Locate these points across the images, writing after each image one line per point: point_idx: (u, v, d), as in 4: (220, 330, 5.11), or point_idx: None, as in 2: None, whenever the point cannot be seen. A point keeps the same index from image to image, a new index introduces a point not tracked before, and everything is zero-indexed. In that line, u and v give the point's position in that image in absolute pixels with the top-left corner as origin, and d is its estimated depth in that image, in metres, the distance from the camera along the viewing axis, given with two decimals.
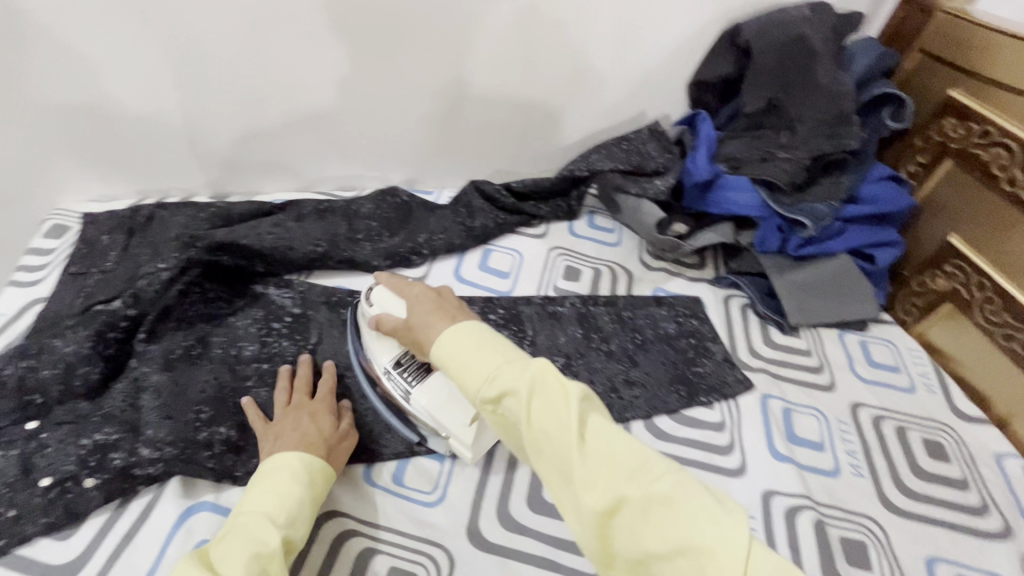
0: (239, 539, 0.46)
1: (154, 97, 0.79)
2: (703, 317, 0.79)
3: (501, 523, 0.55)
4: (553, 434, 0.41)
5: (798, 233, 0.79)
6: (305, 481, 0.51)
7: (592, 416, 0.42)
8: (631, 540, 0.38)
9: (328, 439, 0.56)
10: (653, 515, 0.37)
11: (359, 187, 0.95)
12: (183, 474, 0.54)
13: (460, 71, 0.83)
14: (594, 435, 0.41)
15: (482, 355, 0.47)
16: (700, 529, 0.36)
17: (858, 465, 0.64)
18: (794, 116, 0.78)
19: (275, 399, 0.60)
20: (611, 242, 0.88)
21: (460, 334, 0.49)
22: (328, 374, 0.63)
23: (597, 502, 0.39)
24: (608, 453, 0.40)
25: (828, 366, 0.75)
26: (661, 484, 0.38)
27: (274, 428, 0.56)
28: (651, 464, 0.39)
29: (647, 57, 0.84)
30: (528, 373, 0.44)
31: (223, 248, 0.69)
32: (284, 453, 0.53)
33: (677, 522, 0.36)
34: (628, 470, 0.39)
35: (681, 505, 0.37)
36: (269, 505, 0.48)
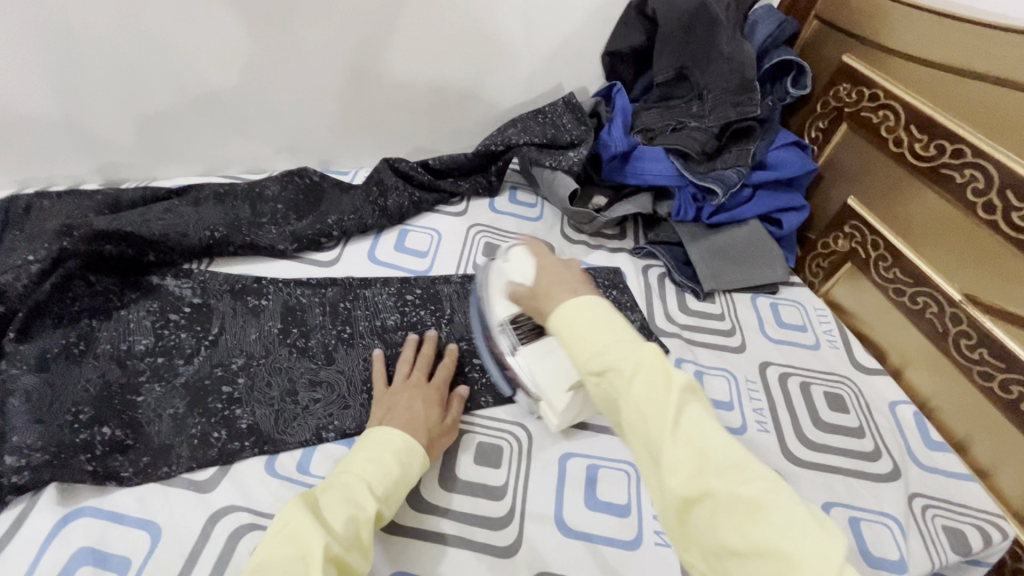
0: (341, 496, 0.46)
1: (18, 74, 0.71)
2: (621, 288, 0.79)
3: (410, 503, 0.54)
4: (650, 416, 0.39)
5: (710, 201, 0.81)
6: (406, 462, 0.52)
7: (693, 408, 0.40)
8: (710, 534, 0.36)
9: (430, 428, 0.56)
10: (739, 516, 0.35)
11: (270, 169, 0.90)
12: (60, 481, 0.50)
13: (365, 44, 0.79)
14: (692, 425, 0.39)
15: (590, 327, 0.44)
16: (795, 543, 0.33)
17: (764, 421, 0.67)
18: (701, 85, 0.79)
19: (400, 368, 0.63)
20: (532, 217, 0.87)
21: (575, 305, 0.46)
22: (448, 359, 0.64)
23: (684, 489, 0.37)
24: (704, 446, 0.38)
25: (740, 329, 0.77)
26: (757, 491, 0.36)
27: (390, 396, 0.59)
28: (748, 468, 0.37)
29: (558, 28, 0.83)
30: (635, 354, 0.41)
31: (105, 237, 0.64)
32: (394, 429, 0.53)
33: (767, 530, 0.34)
34: (722, 469, 0.37)
35: (773, 516, 0.35)
36: (371, 475, 0.49)
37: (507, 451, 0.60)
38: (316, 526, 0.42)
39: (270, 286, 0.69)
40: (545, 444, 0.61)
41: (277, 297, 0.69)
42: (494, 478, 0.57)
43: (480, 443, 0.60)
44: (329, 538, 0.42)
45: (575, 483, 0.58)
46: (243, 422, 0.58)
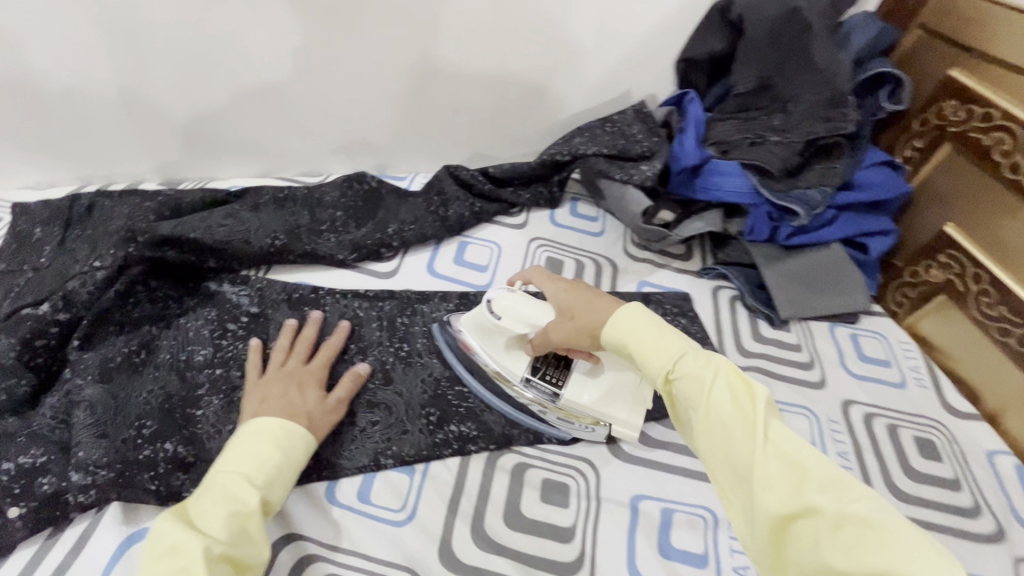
0: (217, 496, 0.43)
1: (85, 67, 0.71)
2: (691, 315, 0.75)
3: (476, 542, 0.51)
4: (735, 429, 0.41)
5: (788, 221, 0.76)
6: (286, 445, 0.49)
7: (779, 421, 0.41)
8: (811, 552, 0.36)
9: (309, 410, 0.54)
10: (842, 532, 0.35)
11: (325, 173, 0.88)
12: (123, 500, 0.49)
13: (429, 46, 0.76)
14: (781, 438, 0.40)
15: (658, 342, 0.46)
16: (906, 560, 0.33)
17: (849, 467, 0.62)
18: (788, 97, 0.73)
19: (275, 357, 0.59)
20: (595, 232, 0.83)
21: (637, 318, 0.48)
22: (335, 338, 0.62)
23: (780, 504, 0.38)
24: (795, 458, 0.39)
25: (819, 362, 0.72)
26: (859, 505, 0.36)
27: (262, 385, 0.55)
28: (848, 486, 0.37)
29: (631, 33, 0.78)
30: (713, 367, 0.44)
31: (168, 243, 0.62)
32: (266, 418, 0.50)
33: (876, 545, 0.34)
34: (819, 482, 0.37)
35: (881, 530, 0.34)
36: (247, 466, 0.46)
37: (574, 489, 0.56)
38: (188, 534, 0.40)
39: (327, 297, 0.67)
40: (614, 482, 0.57)
41: (334, 309, 0.66)
42: (563, 518, 0.54)
43: (546, 479, 0.57)
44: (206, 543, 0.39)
45: (648, 528, 0.54)
46: None
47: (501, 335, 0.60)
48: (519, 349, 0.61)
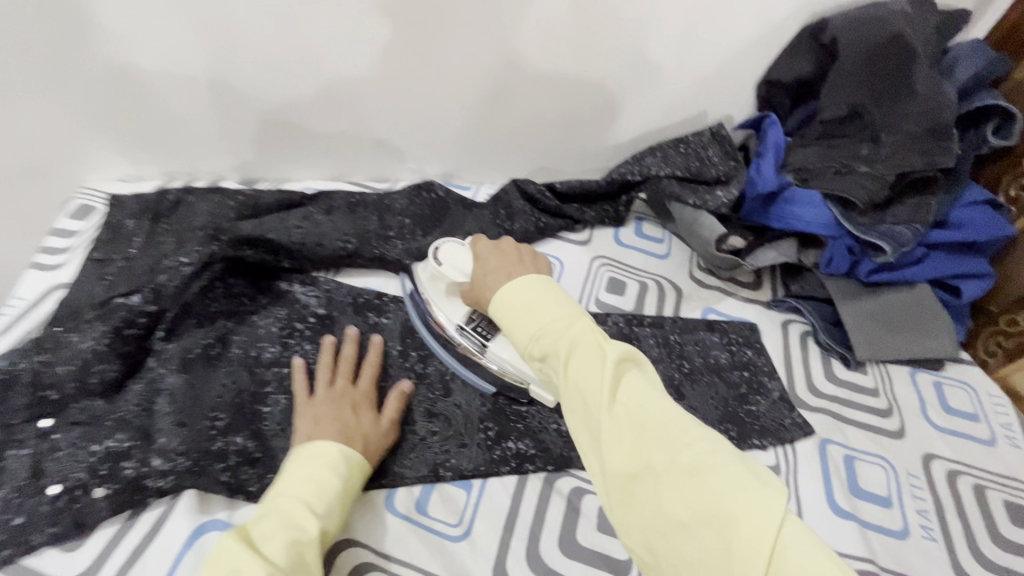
0: (278, 522, 0.44)
1: (184, 69, 0.74)
2: (758, 347, 0.71)
3: (531, 565, 0.51)
4: (588, 394, 0.41)
5: (872, 258, 0.71)
6: (344, 473, 0.50)
7: (630, 379, 0.41)
8: (653, 507, 0.37)
9: (365, 433, 0.54)
10: (677, 482, 0.36)
11: (393, 179, 0.90)
12: (197, 488, 0.51)
13: (506, 58, 0.76)
14: (628, 397, 0.40)
15: (527, 315, 0.47)
16: (728, 498, 0.35)
17: (930, 527, 0.58)
18: (881, 127, 0.69)
19: (321, 375, 0.58)
20: (660, 254, 0.80)
21: (517, 289, 0.49)
22: (374, 352, 0.61)
23: (623, 463, 0.38)
24: (640, 416, 0.39)
25: (898, 409, 0.67)
26: (696, 454, 0.37)
27: (312, 406, 0.55)
28: (685, 435, 0.38)
29: (714, 52, 0.76)
30: (571, 334, 0.44)
31: (249, 243, 0.65)
32: (324, 444, 0.51)
33: (704, 490, 0.36)
34: (662, 436, 0.38)
35: (713, 477, 0.36)
36: (308, 494, 0.47)
37: None
38: (251, 558, 0.41)
39: (391, 304, 0.68)
40: None
41: (397, 316, 0.67)
42: (619, 550, 0.52)
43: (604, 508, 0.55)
44: (270, 571, 0.40)
45: None
46: None
47: (444, 283, 0.63)
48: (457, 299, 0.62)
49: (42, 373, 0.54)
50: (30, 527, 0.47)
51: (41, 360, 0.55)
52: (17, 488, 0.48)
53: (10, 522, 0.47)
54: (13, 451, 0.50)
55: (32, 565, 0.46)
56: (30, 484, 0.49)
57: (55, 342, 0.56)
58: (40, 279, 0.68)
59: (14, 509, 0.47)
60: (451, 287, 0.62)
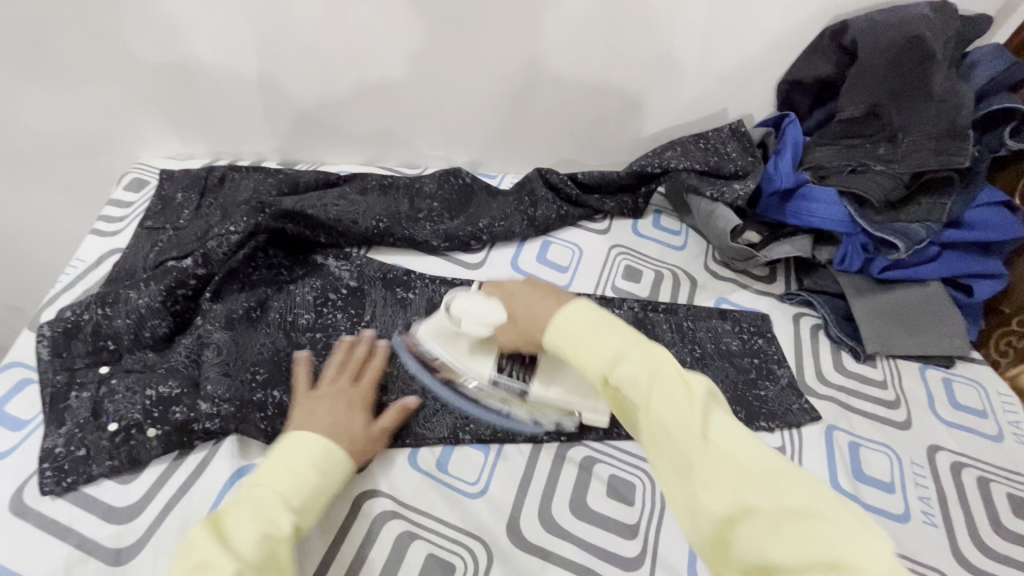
0: (254, 513, 0.45)
1: (234, 57, 0.79)
2: (769, 336, 0.74)
3: (542, 523, 0.54)
4: (677, 432, 0.42)
5: (885, 254, 0.73)
6: (327, 471, 0.51)
7: (718, 417, 0.43)
8: (755, 551, 0.38)
9: (353, 435, 0.55)
10: (783, 528, 0.38)
11: (423, 166, 0.94)
12: (239, 433, 0.56)
13: (536, 54, 0.79)
14: (720, 435, 0.42)
15: (598, 344, 0.48)
16: (839, 546, 0.36)
17: (931, 513, 0.60)
18: (898, 127, 0.71)
19: (327, 370, 0.60)
20: (676, 245, 0.83)
21: (579, 314, 0.51)
22: (379, 355, 0.62)
23: (724, 506, 0.40)
24: (735, 457, 0.41)
25: (905, 402, 0.69)
26: (796, 498, 0.39)
27: (311, 399, 0.56)
28: (784, 479, 0.40)
29: (737, 53, 0.79)
30: (649, 366, 0.46)
31: (289, 217, 0.69)
32: (314, 437, 0.52)
33: (808, 536, 0.37)
34: (759, 478, 0.40)
35: (819, 522, 0.37)
36: (287, 488, 0.48)
37: (639, 488, 0.57)
38: (221, 550, 0.42)
39: (417, 281, 0.71)
40: None
41: (423, 292, 0.70)
42: (626, 515, 0.55)
43: (613, 476, 0.58)
44: (238, 566, 0.41)
45: None
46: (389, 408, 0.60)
47: (463, 339, 0.59)
48: (482, 350, 0.59)
49: (102, 325, 0.59)
50: (92, 458, 0.52)
51: (102, 313, 0.60)
52: (79, 425, 0.54)
53: (74, 453, 0.52)
54: (77, 393, 0.56)
55: (92, 492, 0.51)
56: (91, 422, 0.54)
57: (115, 296, 0.61)
58: (99, 244, 0.73)
59: (77, 442, 0.53)
60: (474, 342, 0.59)
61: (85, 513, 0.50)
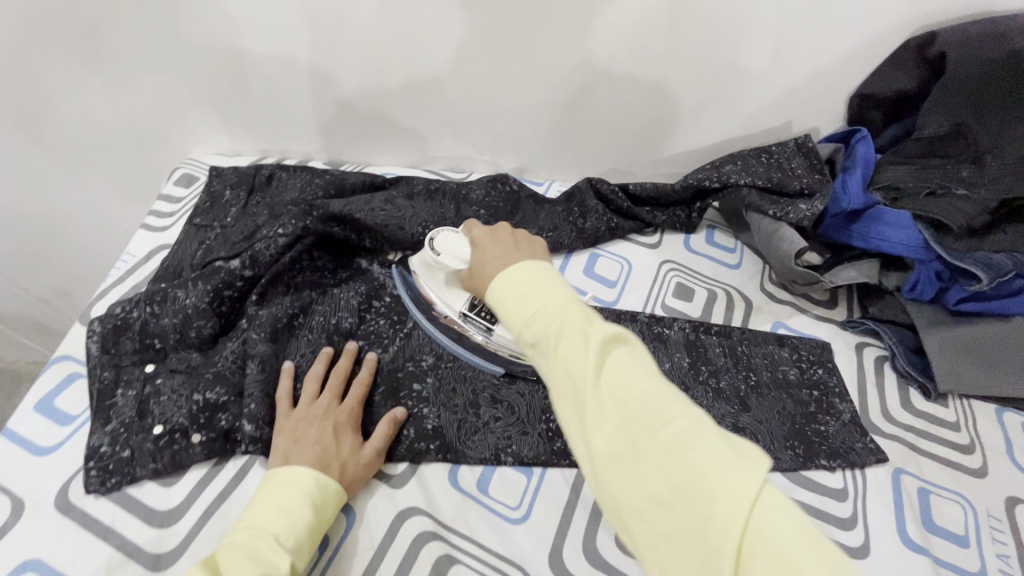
0: (247, 558, 0.43)
1: (289, 54, 0.79)
2: (830, 367, 0.69)
3: (587, 556, 0.52)
4: (573, 376, 0.39)
5: (963, 285, 0.67)
6: (319, 504, 0.49)
7: (615, 360, 0.39)
8: (635, 491, 0.36)
9: (343, 461, 0.52)
10: (662, 465, 0.35)
11: (468, 170, 0.93)
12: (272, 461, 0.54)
13: (592, 59, 0.76)
14: (614, 378, 0.38)
15: (521, 301, 0.43)
16: (712, 475, 0.33)
17: (1011, 573, 0.55)
18: (987, 146, 0.65)
19: (308, 389, 0.57)
20: (731, 263, 0.79)
21: (511, 275, 0.45)
22: (366, 370, 0.60)
23: (606, 444, 0.37)
24: (626, 395, 0.37)
25: (980, 446, 0.64)
26: (680, 432, 0.36)
27: (294, 424, 0.54)
28: (671, 415, 0.37)
29: (807, 63, 0.74)
30: (556, 314, 0.41)
31: (337, 220, 0.68)
32: (305, 471, 0.49)
33: (685, 467, 0.34)
34: (647, 417, 0.37)
35: (690, 451, 0.35)
36: (278, 527, 0.46)
37: None
38: None
39: None
40: None
41: None
42: None
43: None
44: None
45: None
46: (429, 423, 0.58)
47: (441, 272, 0.63)
48: (457, 285, 0.62)
49: (150, 324, 0.59)
50: (136, 460, 0.52)
51: (150, 310, 0.59)
52: (125, 424, 0.53)
53: (119, 454, 0.52)
54: (123, 390, 0.56)
55: (134, 494, 0.51)
56: (137, 422, 0.54)
57: (163, 294, 0.60)
58: (148, 239, 0.74)
59: (122, 442, 0.52)
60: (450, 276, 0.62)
61: (128, 514, 0.50)
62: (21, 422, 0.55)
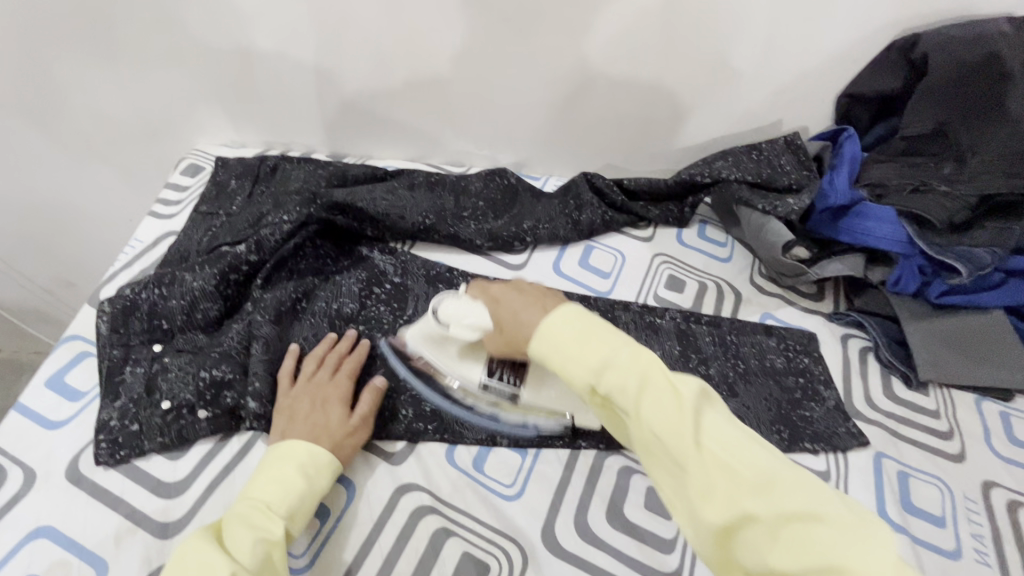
0: (241, 524, 0.45)
1: (294, 48, 0.81)
2: (816, 356, 0.72)
3: (578, 531, 0.54)
4: (670, 441, 0.40)
5: (944, 278, 0.70)
6: (311, 474, 0.51)
7: (710, 421, 0.40)
8: (759, 561, 0.36)
9: (333, 434, 0.54)
10: (784, 536, 0.36)
11: (467, 164, 0.95)
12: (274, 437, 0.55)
13: (589, 57, 0.79)
14: (714, 443, 0.39)
15: (584, 350, 0.44)
16: (840, 546, 0.34)
17: (985, 552, 0.57)
18: (967, 146, 0.68)
19: (305, 368, 0.59)
20: (722, 257, 0.81)
21: (564, 324, 0.46)
22: (361, 352, 0.61)
23: (721, 514, 0.38)
24: (729, 460, 0.39)
25: (959, 433, 0.66)
26: (797, 501, 0.36)
27: (289, 402, 0.56)
28: (781, 484, 0.37)
29: (797, 64, 0.77)
30: (639, 370, 0.43)
31: (340, 209, 0.71)
32: (297, 443, 0.52)
33: (810, 540, 0.35)
34: (754, 483, 0.37)
35: (816, 525, 0.35)
36: (270, 496, 0.48)
37: None
38: (215, 557, 0.42)
39: (460, 279, 0.71)
40: None
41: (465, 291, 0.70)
42: (663, 529, 0.54)
43: (651, 488, 0.57)
44: (234, 569, 0.42)
45: None
46: (427, 405, 0.60)
47: (451, 342, 0.56)
48: (472, 354, 0.56)
49: (158, 305, 0.61)
50: (144, 433, 0.54)
51: (158, 292, 0.61)
52: (134, 400, 0.55)
53: (127, 427, 0.54)
54: (131, 368, 0.58)
55: (142, 466, 0.53)
56: (146, 398, 0.56)
57: (171, 277, 0.62)
58: (156, 226, 0.76)
59: (131, 417, 0.54)
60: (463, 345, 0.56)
61: (136, 485, 0.52)
62: (32, 397, 0.56)
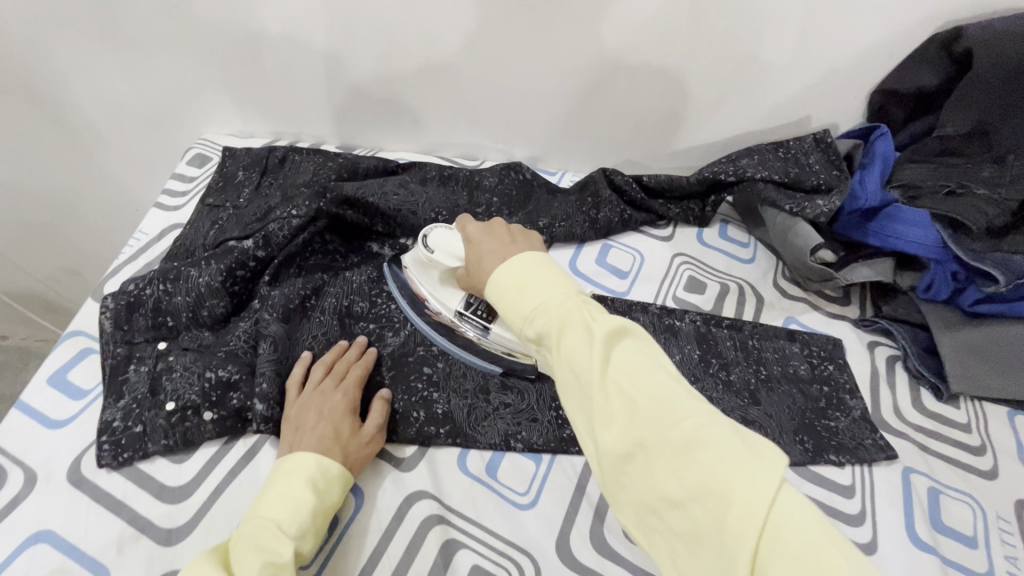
0: (248, 546, 0.42)
1: (305, 34, 0.78)
2: (842, 363, 0.69)
3: (593, 544, 0.52)
4: (578, 371, 0.37)
5: (979, 286, 0.66)
6: (321, 489, 0.48)
7: (621, 355, 0.37)
8: (646, 489, 0.34)
9: (343, 443, 0.52)
10: (673, 462, 0.33)
11: (480, 158, 0.93)
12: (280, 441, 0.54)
13: (611, 46, 0.75)
14: (621, 374, 0.36)
15: (523, 293, 0.42)
16: (729, 475, 0.32)
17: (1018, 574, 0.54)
18: (1008, 148, 0.65)
19: (313, 373, 0.57)
20: (744, 258, 0.79)
21: (512, 269, 0.43)
22: (365, 360, 0.59)
23: (617, 443, 0.35)
24: (631, 390, 0.36)
25: (991, 448, 0.63)
26: (690, 430, 0.34)
27: (298, 409, 0.54)
28: (680, 411, 0.35)
29: (830, 58, 0.73)
30: (558, 305, 0.39)
31: (351, 204, 0.68)
32: (305, 456, 0.49)
33: (701, 468, 0.32)
34: (654, 412, 0.35)
35: (705, 452, 0.33)
36: (281, 514, 0.45)
37: None
38: None
39: None
40: None
41: None
42: None
43: None
44: None
45: None
46: (439, 409, 0.58)
47: (434, 270, 0.60)
48: (451, 283, 0.60)
49: (163, 301, 0.59)
50: (147, 436, 0.52)
51: (163, 289, 0.59)
52: (138, 400, 0.54)
53: (131, 429, 0.52)
54: (135, 366, 0.56)
55: (146, 469, 0.51)
56: (150, 398, 0.54)
57: (176, 272, 0.60)
58: (161, 218, 0.74)
59: (134, 418, 0.53)
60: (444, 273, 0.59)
61: (139, 488, 0.50)
62: (34, 395, 0.55)
